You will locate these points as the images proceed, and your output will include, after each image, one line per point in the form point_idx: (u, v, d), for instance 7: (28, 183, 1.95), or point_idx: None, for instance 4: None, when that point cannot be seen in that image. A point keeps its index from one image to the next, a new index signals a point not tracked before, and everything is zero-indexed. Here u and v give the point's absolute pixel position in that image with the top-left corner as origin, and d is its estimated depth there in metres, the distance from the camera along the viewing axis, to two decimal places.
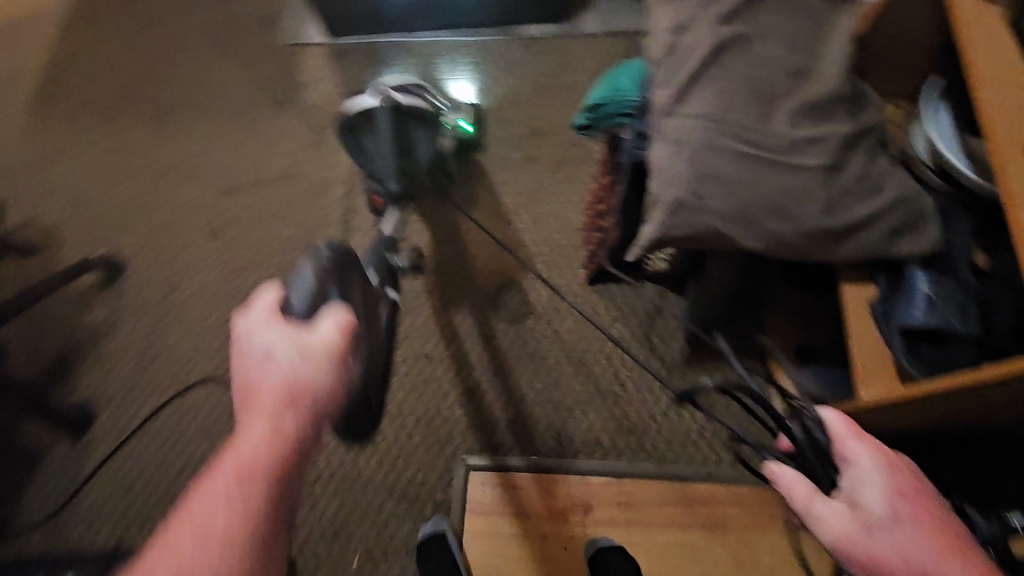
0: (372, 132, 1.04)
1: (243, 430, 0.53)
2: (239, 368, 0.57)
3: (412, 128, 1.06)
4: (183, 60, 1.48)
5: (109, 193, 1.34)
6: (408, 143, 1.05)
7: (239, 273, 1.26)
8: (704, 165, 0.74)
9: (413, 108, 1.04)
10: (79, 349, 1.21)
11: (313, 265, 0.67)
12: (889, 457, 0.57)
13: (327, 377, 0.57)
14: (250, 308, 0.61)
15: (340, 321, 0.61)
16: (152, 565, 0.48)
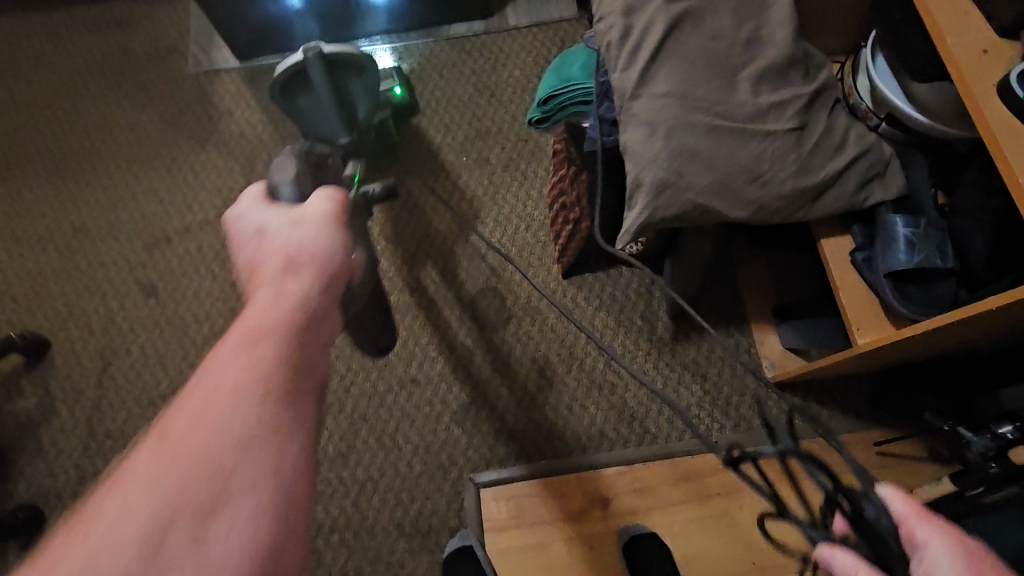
0: (307, 92, 0.98)
1: (251, 297, 0.48)
2: (237, 251, 0.55)
3: (346, 80, 1.01)
4: (77, 102, 1.33)
5: (16, 263, 1.19)
6: (346, 97, 0.98)
7: (187, 327, 1.14)
8: (680, 142, 0.73)
9: (342, 54, 0.98)
10: (13, 444, 1.06)
11: (289, 153, 0.68)
12: (955, 533, 0.48)
13: (327, 239, 0.54)
14: (238, 203, 0.60)
15: (330, 195, 0.58)
16: (158, 441, 0.38)
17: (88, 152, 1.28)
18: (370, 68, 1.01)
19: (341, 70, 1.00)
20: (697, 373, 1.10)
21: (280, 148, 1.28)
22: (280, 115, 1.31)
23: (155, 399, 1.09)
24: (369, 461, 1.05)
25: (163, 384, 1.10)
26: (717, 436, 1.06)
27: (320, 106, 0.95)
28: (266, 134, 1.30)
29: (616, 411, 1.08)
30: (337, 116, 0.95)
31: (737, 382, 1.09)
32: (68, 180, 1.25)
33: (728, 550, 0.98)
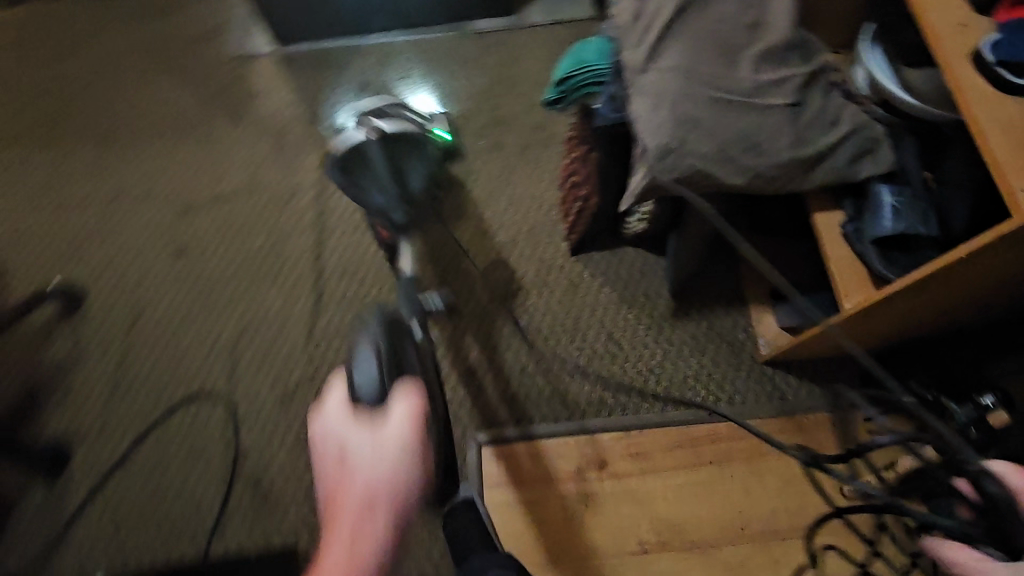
0: (366, 170, 0.99)
1: (328, 545, 0.55)
2: (319, 470, 0.62)
3: (405, 157, 1.01)
4: (122, 79, 1.42)
5: (56, 221, 1.26)
6: (401, 174, 1.01)
7: (212, 287, 1.20)
8: (684, 112, 0.80)
9: (406, 134, 1.00)
10: (45, 385, 1.13)
11: (370, 346, 0.73)
12: None
13: (408, 482, 0.59)
14: (323, 407, 0.66)
15: (409, 409, 0.64)
16: None
17: (129, 125, 1.36)
18: (429, 147, 1.02)
19: (401, 147, 1.01)
20: (695, 349, 1.15)
21: (308, 127, 1.36)
22: (310, 98, 1.39)
23: (179, 352, 1.15)
24: None
25: (188, 338, 1.16)
26: (712, 408, 1.10)
27: (377, 180, 0.99)
28: (296, 114, 1.38)
29: (616, 380, 1.13)
30: (393, 194, 1.01)
31: (734, 358, 1.14)
32: (110, 148, 1.34)
33: (719, 514, 1.02)
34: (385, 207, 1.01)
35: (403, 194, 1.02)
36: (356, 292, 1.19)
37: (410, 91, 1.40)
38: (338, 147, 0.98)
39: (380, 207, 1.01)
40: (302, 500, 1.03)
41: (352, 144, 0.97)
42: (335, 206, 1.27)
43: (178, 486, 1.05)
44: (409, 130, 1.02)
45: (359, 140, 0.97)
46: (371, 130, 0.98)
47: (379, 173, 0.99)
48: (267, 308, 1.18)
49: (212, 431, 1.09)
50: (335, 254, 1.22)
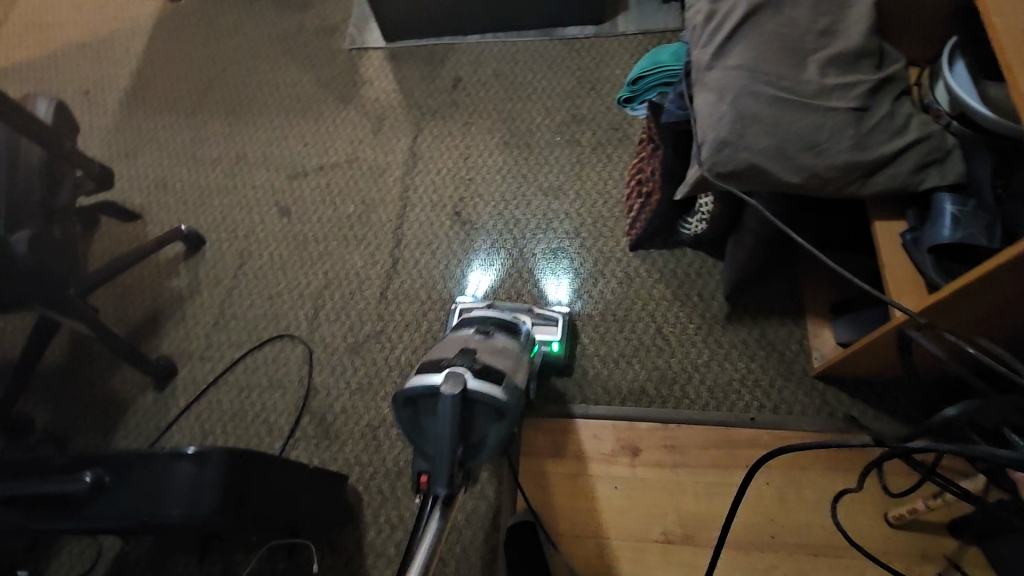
0: (434, 416, 0.73)
1: None
2: None
3: (480, 423, 0.74)
4: (256, 63, 1.64)
5: (190, 177, 1.49)
6: (472, 430, 0.73)
7: (306, 245, 1.36)
8: (744, 108, 0.83)
9: (487, 395, 0.72)
10: (164, 310, 1.33)
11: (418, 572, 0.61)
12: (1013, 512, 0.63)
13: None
14: None
15: None
16: None
17: (257, 102, 1.58)
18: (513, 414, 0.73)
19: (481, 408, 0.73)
20: (744, 353, 1.15)
21: (404, 115, 1.51)
22: (409, 90, 1.55)
23: (272, 296, 1.32)
24: None
25: (282, 286, 1.33)
26: (755, 413, 1.10)
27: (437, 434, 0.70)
28: (396, 103, 1.53)
29: (660, 372, 1.16)
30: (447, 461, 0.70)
31: (784, 367, 1.13)
32: (239, 120, 1.55)
33: (749, 519, 1.01)
34: (428, 467, 0.72)
35: (464, 457, 0.73)
36: (428, 262, 1.30)
37: (547, 270, 1.27)
38: (412, 387, 0.74)
39: (429, 466, 0.71)
40: (358, 438, 1.15)
41: (425, 387, 0.72)
42: (418, 186, 1.40)
43: (258, 409, 1.20)
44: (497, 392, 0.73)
45: (434, 388, 0.72)
46: (453, 377, 0.72)
47: (441, 426, 0.71)
48: (350, 266, 1.32)
49: (290, 367, 1.23)
50: (413, 228, 1.35)
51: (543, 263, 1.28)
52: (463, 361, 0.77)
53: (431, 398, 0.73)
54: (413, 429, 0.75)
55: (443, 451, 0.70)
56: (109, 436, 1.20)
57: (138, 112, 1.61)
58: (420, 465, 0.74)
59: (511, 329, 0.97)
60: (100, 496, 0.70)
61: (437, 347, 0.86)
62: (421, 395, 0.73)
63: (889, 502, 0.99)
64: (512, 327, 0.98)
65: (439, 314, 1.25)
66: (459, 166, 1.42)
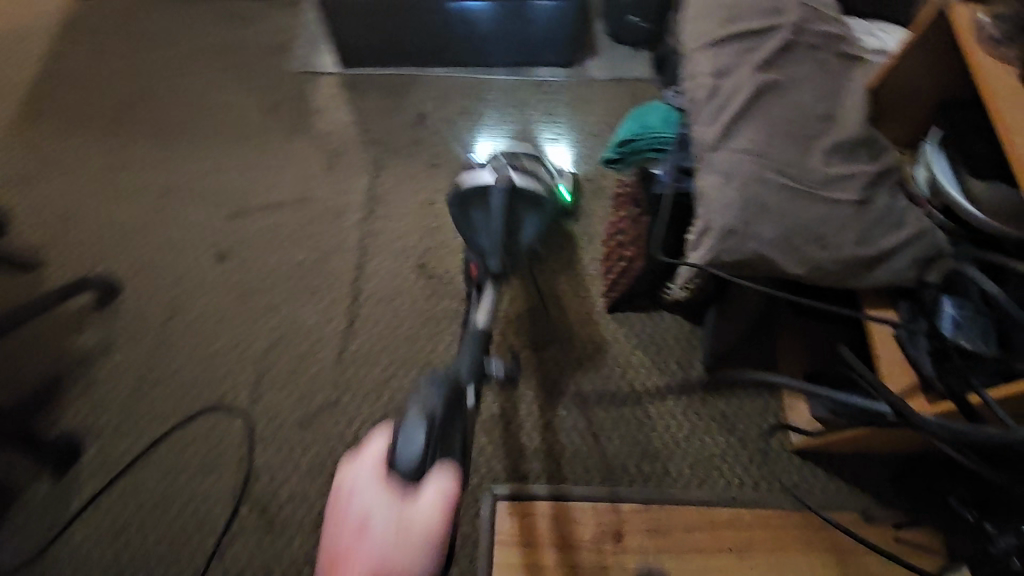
0: (484, 208, 1.02)
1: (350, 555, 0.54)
2: (349, 509, 0.57)
3: (522, 209, 1.03)
4: (189, 80, 1.45)
5: (104, 211, 1.28)
6: (515, 224, 1.02)
7: (247, 297, 1.20)
8: (753, 195, 0.80)
9: (527, 190, 1.03)
10: (68, 375, 1.12)
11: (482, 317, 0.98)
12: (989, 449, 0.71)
13: (421, 563, 0.53)
14: (361, 459, 0.61)
15: (445, 489, 0.57)
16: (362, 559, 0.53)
17: (190, 125, 1.39)
18: (547, 204, 1.04)
19: (523, 201, 1.03)
20: (725, 425, 1.12)
21: (363, 151, 1.38)
22: (368, 122, 1.42)
23: (205, 359, 1.14)
24: None
25: (217, 344, 1.15)
26: (737, 490, 1.07)
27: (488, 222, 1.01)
28: (353, 136, 1.40)
29: (641, 446, 1.11)
30: (498, 244, 0.99)
31: (763, 441, 1.11)
32: (167, 146, 1.36)
33: None
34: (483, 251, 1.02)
35: (508, 243, 1.02)
36: (390, 321, 1.18)
37: (549, 136, 1.41)
38: (472, 185, 1.04)
39: (483, 248, 1.01)
40: (309, 529, 1.01)
41: (481, 185, 1.03)
42: (380, 232, 1.27)
43: (187, 496, 1.03)
44: (533, 188, 1.06)
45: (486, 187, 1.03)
46: (500, 176, 1.03)
47: (492, 214, 1.01)
48: (300, 323, 1.17)
49: (228, 444, 1.07)
50: (372, 280, 1.22)
51: (545, 127, 1.42)
52: (504, 167, 1.09)
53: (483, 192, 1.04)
54: (467, 215, 1.04)
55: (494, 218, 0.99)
56: None
57: (39, 131, 1.37)
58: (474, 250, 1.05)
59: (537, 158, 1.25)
60: None
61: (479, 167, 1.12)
62: (475, 191, 1.04)
63: None
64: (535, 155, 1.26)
65: (403, 381, 1.13)
66: (423, 211, 1.30)
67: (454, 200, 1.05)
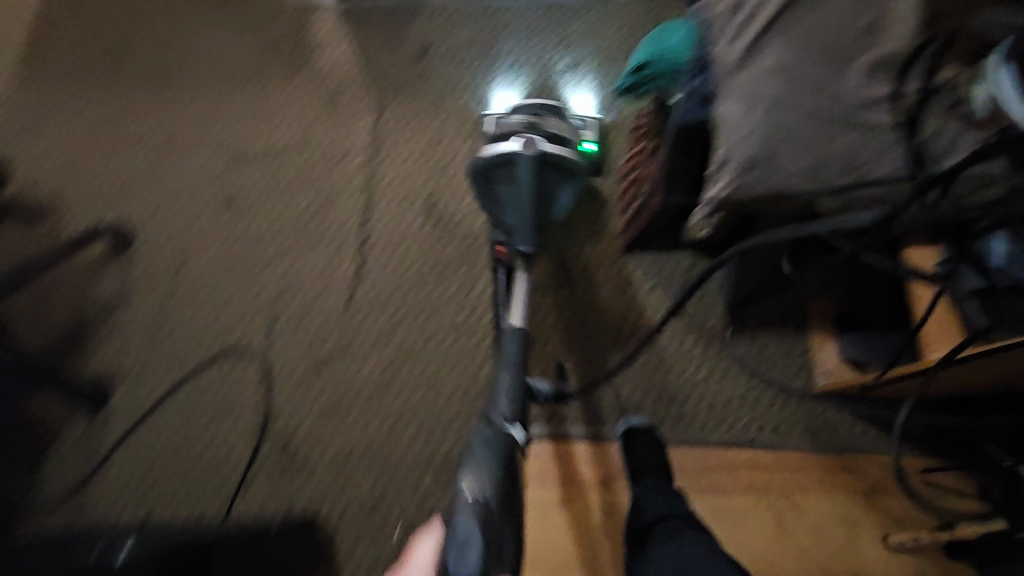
0: (509, 183, 0.95)
1: None
2: None
3: (553, 180, 0.95)
4: (185, 18, 1.38)
5: (109, 157, 1.26)
6: (548, 200, 0.96)
7: (256, 244, 1.19)
8: (776, 121, 0.73)
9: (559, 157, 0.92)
10: (90, 322, 1.15)
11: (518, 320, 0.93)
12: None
13: None
14: None
15: None
16: None
17: (188, 66, 1.33)
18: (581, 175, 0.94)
19: (551, 171, 0.95)
20: (745, 368, 1.09)
21: (366, 88, 1.30)
22: (369, 57, 1.33)
23: (217, 306, 1.15)
24: (410, 394, 1.07)
25: (229, 291, 1.16)
26: (754, 433, 1.06)
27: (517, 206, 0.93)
28: (354, 72, 1.32)
29: (657, 391, 1.09)
30: (525, 218, 0.94)
31: (785, 385, 1.07)
32: (166, 88, 1.31)
33: (747, 542, 1.00)
34: (514, 227, 0.96)
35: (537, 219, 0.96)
36: (400, 266, 1.16)
37: (571, 83, 1.29)
38: (495, 151, 0.93)
39: (511, 225, 0.96)
40: (327, 467, 1.04)
41: (504, 155, 0.92)
42: (386, 175, 1.23)
43: (208, 439, 1.06)
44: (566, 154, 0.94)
45: (515, 157, 0.92)
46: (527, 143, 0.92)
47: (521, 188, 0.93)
48: (307, 270, 1.16)
49: (245, 388, 1.09)
50: (380, 225, 1.19)
51: (573, 76, 1.29)
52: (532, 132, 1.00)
53: (511, 165, 0.93)
54: (490, 191, 0.97)
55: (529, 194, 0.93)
56: (37, 474, 1.05)
57: (37, 73, 1.33)
58: (502, 229, 0.99)
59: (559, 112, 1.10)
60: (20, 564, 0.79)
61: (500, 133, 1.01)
62: (499, 159, 0.93)
63: (890, 525, 0.99)
64: (554, 109, 1.11)
65: (413, 325, 1.11)
66: (430, 150, 1.24)
67: (472, 169, 0.94)
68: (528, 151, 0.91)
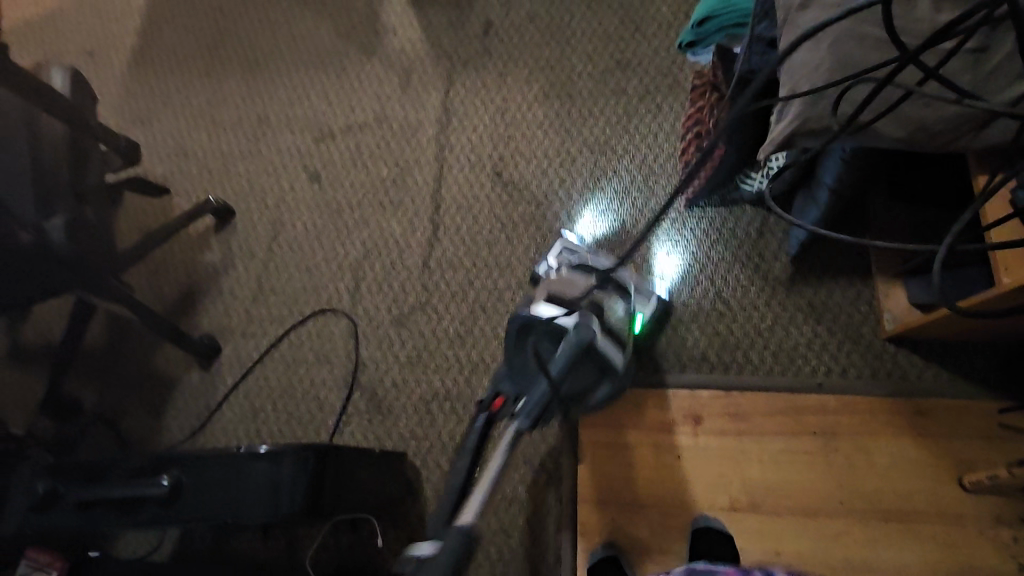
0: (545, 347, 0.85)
1: None
2: None
3: (590, 374, 0.83)
4: (269, 14, 1.52)
5: (210, 142, 1.41)
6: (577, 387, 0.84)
7: (341, 213, 1.30)
8: (845, 53, 0.75)
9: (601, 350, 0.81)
10: (200, 287, 1.29)
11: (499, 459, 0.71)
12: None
13: None
14: None
15: None
16: None
17: (275, 56, 1.47)
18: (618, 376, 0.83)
19: (591, 361, 0.82)
20: (811, 316, 1.10)
21: (434, 66, 1.39)
22: (436, 38, 1.42)
23: (309, 270, 1.27)
24: (484, 345, 1.15)
25: (319, 256, 1.27)
26: (823, 377, 1.07)
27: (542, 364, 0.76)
28: (423, 51, 1.41)
29: (721, 338, 1.12)
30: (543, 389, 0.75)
31: (853, 330, 1.09)
32: (257, 78, 1.45)
33: (814, 484, 1.01)
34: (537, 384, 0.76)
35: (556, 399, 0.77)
36: (472, 228, 1.24)
37: (664, 239, 1.19)
38: (539, 313, 0.87)
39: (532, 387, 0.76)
40: (411, 411, 1.13)
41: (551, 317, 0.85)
42: (456, 146, 1.31)
43: (307, 386, 1.18)
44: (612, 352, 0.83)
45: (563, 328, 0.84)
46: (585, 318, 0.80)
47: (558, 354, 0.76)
48: (388, 234, 1.26)
49: (336, 341, 1.20)
50: (452, 191, 1.27)
51: (662, 233, 1.20)
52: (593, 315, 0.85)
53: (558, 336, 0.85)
54: (527, 342, 0.86)
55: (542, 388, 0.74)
56: (161, 418, 1.19)
57: (147, 72, 1.50)
58: (519, 386, 0.84)
59: (625, 292, 0.97)
60: (174, 499, 0.80)
61: (561, 278, 0.94)
62: (550, 326, 0.85)
63: (966, 464, 0.98)
64: (621, 286, 0.97)
65: (486, 281, 1.19)
66: (496, 121, 1.32)
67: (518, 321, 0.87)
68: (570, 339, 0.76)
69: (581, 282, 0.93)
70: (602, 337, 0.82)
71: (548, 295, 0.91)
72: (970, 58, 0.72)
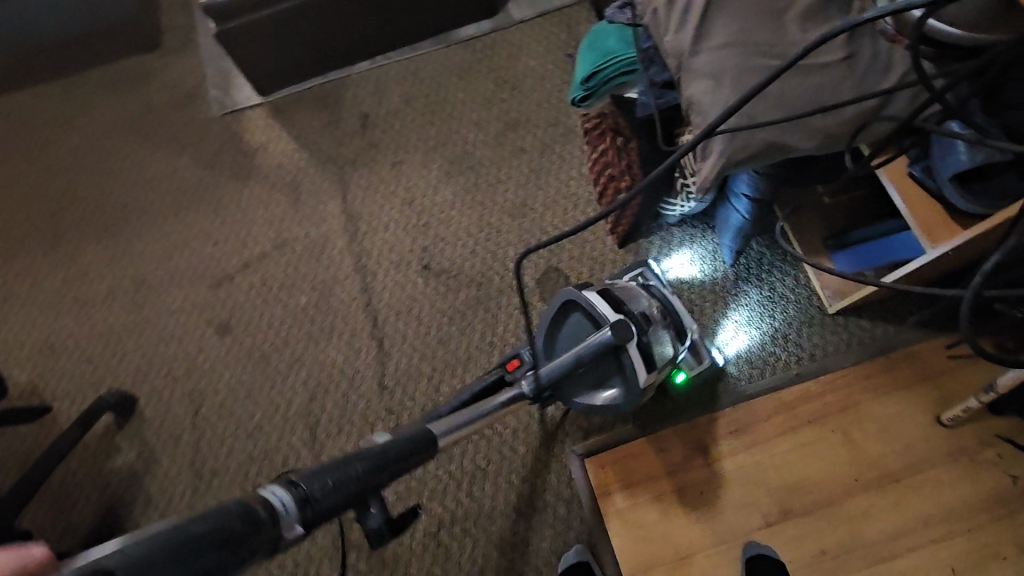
0: (571, 327, 0.91)
1: None
2: None
3: (606, 371, 0.87)
4: (112, 163, 1.34)
5: (81, 326, 1.19)
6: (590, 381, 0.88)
7: (268, 359, 1.15)
8: (746, 85, 0.79)
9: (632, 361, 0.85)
10: (121, 499, 1.07)
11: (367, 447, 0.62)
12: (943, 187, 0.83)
13: None
14: None
15: None
16: None
17: (132, 209, 1.29)
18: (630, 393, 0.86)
19: (613, 365, 0.86)
20: (764, 313, 1.16)
21: (321, 173, 1.30)
22: (312, 144, 1.33)
23: (251, 435, 1.10)
24: None
25: (258, 416, 1.12)
26: (797, 368, 1.12)
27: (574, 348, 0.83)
28: (303, 161, 1.31)
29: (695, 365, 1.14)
30: (562, 367, 0.82)
31: (804, 314, 1.15)
32: (117, 238, 1.26)
33: (831, 471, 1.04)
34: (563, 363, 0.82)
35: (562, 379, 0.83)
36: (417, 331, 1.15)
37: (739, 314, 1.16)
38: (593, 299, 0.89)
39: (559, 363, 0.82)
40: None
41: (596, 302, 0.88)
42: (374, 249, 1.23)
43: None
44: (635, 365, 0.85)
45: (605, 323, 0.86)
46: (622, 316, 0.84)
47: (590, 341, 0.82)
48: (330, 365, 1.14)
49: None
50: (385, 298, 1.18)
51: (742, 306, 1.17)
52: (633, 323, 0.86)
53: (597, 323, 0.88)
54: (571, 320, 0.91)
55: (554, 367, 0.82)
56: None
57: None
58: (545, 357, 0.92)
59: (680, 332, 0.95)
60: None
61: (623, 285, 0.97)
62: (593, 315, 0.88)
63: (939, 405, 1.06)
64: (678, 327, 0.96)
65: (453, 382, 1.11)
66: (406, 212, 1.25)
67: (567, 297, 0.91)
68: (605, 332, 0.81)
69: (641, 301, 0.95)
70: (629, 347, 0.84)
71: (609, 291, 0.93)
72: (846, 66, 0.80)
